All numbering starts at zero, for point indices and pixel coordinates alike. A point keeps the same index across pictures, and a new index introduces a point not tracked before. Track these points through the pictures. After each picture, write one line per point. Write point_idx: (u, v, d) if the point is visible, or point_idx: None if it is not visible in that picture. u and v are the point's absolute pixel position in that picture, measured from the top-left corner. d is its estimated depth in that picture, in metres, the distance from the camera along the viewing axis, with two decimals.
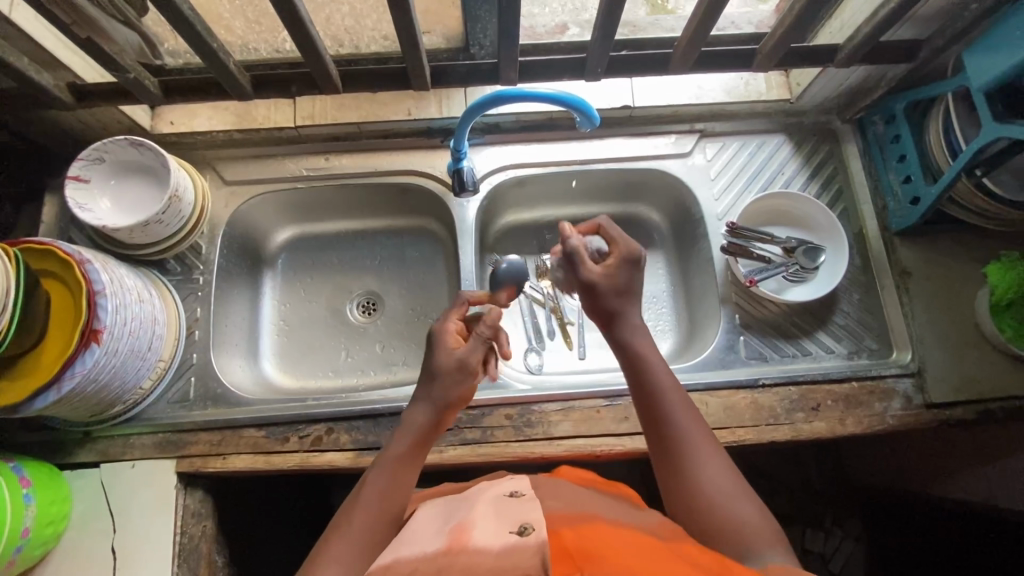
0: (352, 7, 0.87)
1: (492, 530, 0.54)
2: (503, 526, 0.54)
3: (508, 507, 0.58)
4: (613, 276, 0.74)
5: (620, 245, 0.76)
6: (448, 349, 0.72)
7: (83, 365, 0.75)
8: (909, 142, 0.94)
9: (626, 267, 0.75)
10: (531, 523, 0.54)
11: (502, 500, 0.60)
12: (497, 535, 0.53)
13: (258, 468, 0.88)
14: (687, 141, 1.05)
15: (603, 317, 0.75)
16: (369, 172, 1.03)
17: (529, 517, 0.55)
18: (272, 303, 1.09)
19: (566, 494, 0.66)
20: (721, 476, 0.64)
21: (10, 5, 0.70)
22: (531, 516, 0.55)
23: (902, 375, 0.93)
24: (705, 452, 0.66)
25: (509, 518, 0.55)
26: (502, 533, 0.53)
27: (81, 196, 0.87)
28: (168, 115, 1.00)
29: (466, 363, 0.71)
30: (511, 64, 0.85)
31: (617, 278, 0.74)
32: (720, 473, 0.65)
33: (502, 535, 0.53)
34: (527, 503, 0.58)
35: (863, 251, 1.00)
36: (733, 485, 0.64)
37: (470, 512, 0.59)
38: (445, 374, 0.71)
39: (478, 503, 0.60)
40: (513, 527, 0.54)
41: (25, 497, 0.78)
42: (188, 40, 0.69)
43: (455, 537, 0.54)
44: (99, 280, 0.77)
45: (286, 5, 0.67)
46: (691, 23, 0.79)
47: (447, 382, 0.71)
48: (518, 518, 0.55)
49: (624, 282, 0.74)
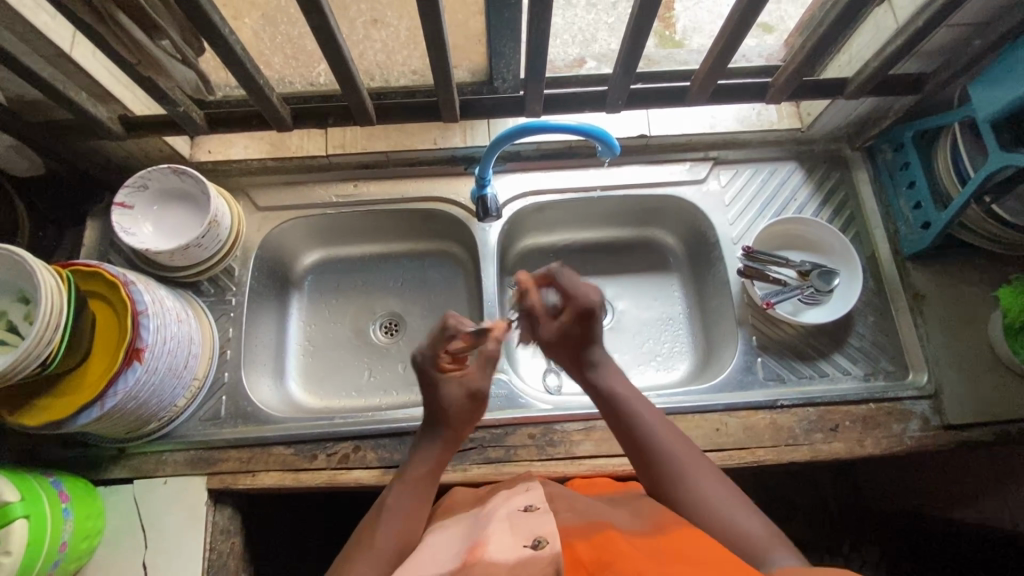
0: (385, 44, 0.91)
1: (506, 542, 0.56)
2: (518, 537, 0.56)
3: (522, 520, 0.60)
4: (569, 330, 0.80)
5: (573, 298, 0.79)
6: (458, 382, 0.76)
7: (126, 382, 0.79)
8: (919, 169, 0.97)
9: (580, 319, 0.79)
10: (544, 536, 0.56)
11: (516, 515, 0.62)
12: (512, 549, 0.54)
13: (287, 485, 0.90)
14: (701, 169, 1.09)
15: (569, 359, 0.82)
16: (395, 198, 1.07)
17: (543, 530, 0.57)
18: (298, 323, 1.12)
19: (581, 505, 0.67)
20: (717, 492, 0.67)
21: (72, 44, 0.74)
22: (545, 530, 0.57)
23: (919, 397, 0.94)
24: (698, 471, 0.69)
25: (523, 531, 0.57)
26: (516, 547, 0.55)
27: (126, 220, 0.91)
28: (206, 144, 1.07)
29: (477, 393, 0.77)
30: (536, 97, 0.89)
31: (574, 331, 0.80)
32: (715, 489, 0.67)
33: (516, 549, 0.55)
34: (541, 516, 0.60)
35: (877, 275, 1.03)
36: (731, 498, 0.66)
37: (484, 529, 0.60)
38: (461, 406, 0.76)
39: (492, 520, 0.61)
40: (526, 541, 0.56)
41: (64, 511, 0.80)
42: (238, 77, 0.74)
43: (470, 552, 0.55)
44: (141, 300, 0.81)
45: (332, 45, 0.72)
46: (709, 57, 0.83)
47: (462, 412, 0.76)
48: (531, 533, 0.57)
49: (581, 332, 0.80)
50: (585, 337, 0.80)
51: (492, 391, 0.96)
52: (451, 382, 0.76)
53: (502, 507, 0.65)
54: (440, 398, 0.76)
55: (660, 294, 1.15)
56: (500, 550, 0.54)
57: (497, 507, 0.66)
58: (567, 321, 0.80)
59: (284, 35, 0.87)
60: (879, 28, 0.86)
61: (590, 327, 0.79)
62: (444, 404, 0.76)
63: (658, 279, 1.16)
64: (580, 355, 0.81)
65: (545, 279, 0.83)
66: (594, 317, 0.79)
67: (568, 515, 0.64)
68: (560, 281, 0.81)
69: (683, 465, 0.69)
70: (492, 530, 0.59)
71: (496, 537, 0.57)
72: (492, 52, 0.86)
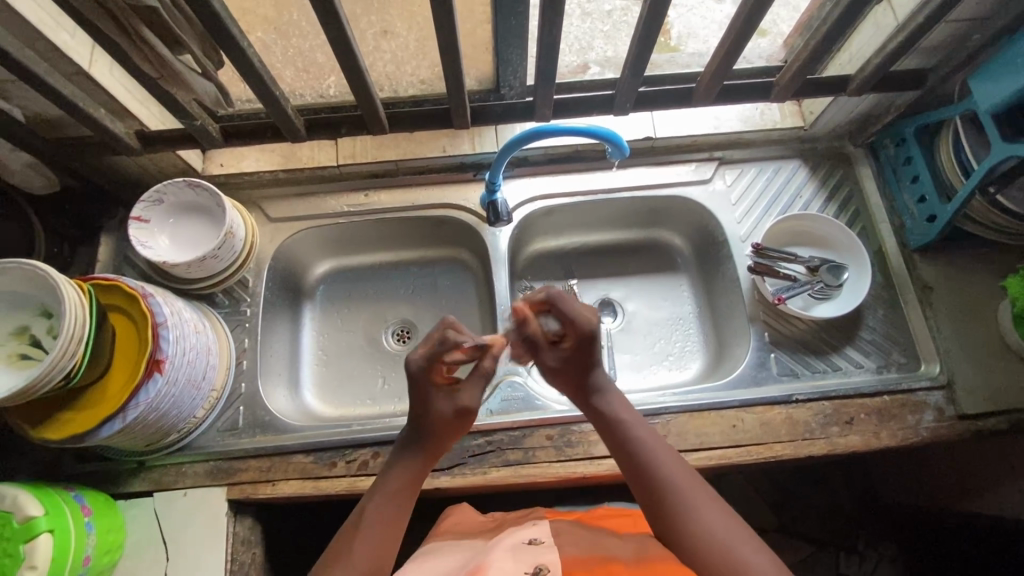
0: (394, 55, 0.94)
1: (507, 567, 0.58)
2: (520, 564, 0.59)
3: (525, 551, 0.63)
4: (570, 357, 0.77)
5: (575, 326, 0.75)
6: (447, 396, 0.74)
7: (147, 394, 0.79)
8: (921, 163, 0.99)
9: (583, 348, 0.75)
10: (545, 564, 0.59)
11: (520, 545, 0.64)
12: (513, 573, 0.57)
13: (306, 493, 0.90)
14: (707, 169, 1.10)
15: (569, 386, 0.78)
16: (406, 206, 1.09)
17: (546, 559, 0.60)
18: (311, 333, 1.12)
19: (588, 535, 0.69)
20: (719, 521, 0.64)
21: (90, 62, 0.76)
22: (547, 559, 0.60)
23: (933, 388, 0.95)
24: (698, 499, 0.65)
25: (525, 559, 0.60)
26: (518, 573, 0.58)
27: (144, 234, 0.92)
28: (218, 157, 1.07)
29: (465, 409, 0.74)
30: (547, 101, 0.90)
31: (573, 359, 0.76)
32: (718, 519, 0.64)
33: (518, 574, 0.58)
34: (545, 548, 0.63)
35: (885, 268, 1.04)
36: (733, 528, 0.63)
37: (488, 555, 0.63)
38: (447, 422, 0.74)
39: (497, 547, 0.64)
40: (527, 568, 0.59)
41: (87, 525, 0.80)
42: (255, 89, 0.76)
43: None
44: (160, 312, 0.82)
45: (349, 56, 0.73)
46: (714, 59, 0.85)
47: (447, 427, 0.74)
48: (533, 561, 0.60)
49: (584, 359, 0.76)
50: (588, 365, 0.76)
51: (509, 394, 0.97)
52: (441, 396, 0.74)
53: (507, 537, 0.68)
54: (428, 411, 0.73)
55: (670, 295, 1.16)
56: (502, 574, 0.57)
57: (503, 537, 0.68)
58: (568, 348, 0.76)
59: (295, 48, 0.91)
60: (879, 25, 0.88)
61: (590, 355, 0.76)
62: (429, 418, 0.73)
63: (667, 279, 1.17)
64: (580, 380, 0.77)
65: (544, 305, 0.79)
66: (594, 344, 0.75)
67: (574, 546, 0.66)
68: (559, 308, 0.76)
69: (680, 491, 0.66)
70: (494, 557, 0.61)
71: (497, 564, 0.59)
72: (499, 59, 0.87)
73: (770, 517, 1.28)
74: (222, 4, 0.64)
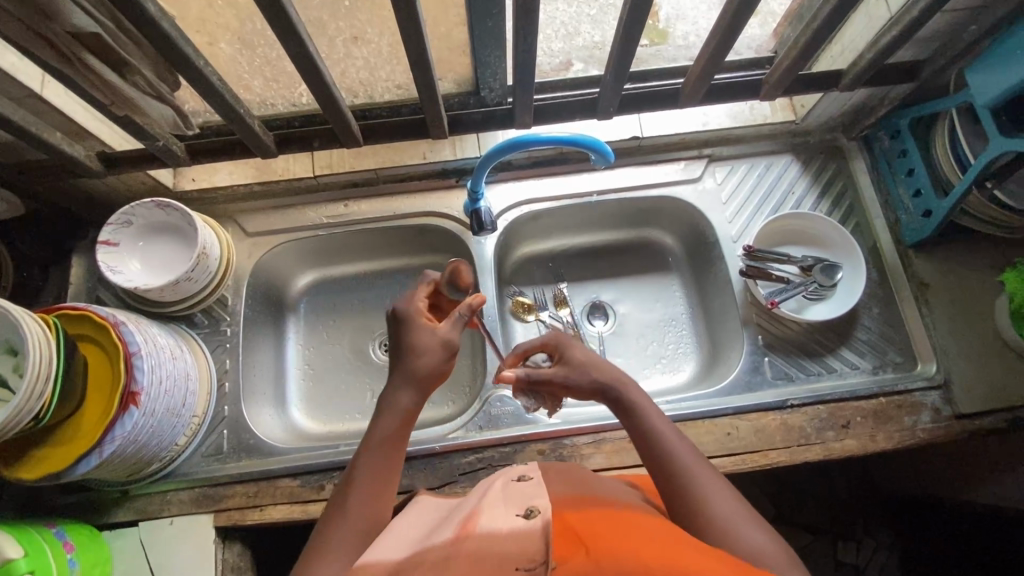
0: (367, 60, 0.87)
1: (499, 514, 0.56)
2: (511, 508, 0.57)
3: (516, 492, 0.61)
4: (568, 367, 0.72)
5: (546, 342, 0.75)
6: (429, 330, 0.68)
7: (123, 428, 0.77)
8: (916, 157, 0.96)
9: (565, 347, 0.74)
10: (537, 506, 0.56)
11: (510, 488, 0.63)
12: (506, 520, 0.55)
13: (294, 518, 0.88)
14: (696, 167, 1.07)
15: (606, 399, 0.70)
16: (387, 216, 1.05)
17: (537, 500, 0.58)
18: (297, 347, 1.10)
19: (577, 475, 0.69)
20: (731, 510, 0.58)
21: (41, 83, 0.72)
22: (538, 501, 0.57)
23: (929, 388, 0.94)
24: (710, 485, 0.60)
25: (516, 502, 0.58)
26: (510, 517, 0.55)
27: (113, 259, 0.89)
28: (189, 172, 1.03)
29: (448, 343, 0.67)
30: (526, 108, 0.87)
31: (569, 360, 0.72)
32: (730, 509, 0.58)
33: (511, 518, 0.55)
34: (534, 488, 0.61)
35: (880, 265, 1.02)
36: (746, 519, 0.57)
37: (479, 504, 0.60)
38: (422, 353, 0.66)
39: (488, 494, 0.62)
40: (519, 510, 0.57)
41: (70, 562, 0.78)
42: (218, 108, 0.72)
43: (464, 526, 0.56)
44: (134, 341, 0.79)
45: (314, 71, 0.70)
46: (702, 56, 0.80)
47: (432, 360, 0.66)
48: (524, 503, 0.57)
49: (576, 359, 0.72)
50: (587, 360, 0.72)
51: (499, 409, 0.95)
52: (426, 330, 0.68)
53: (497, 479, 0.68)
54: (411, 343, 0.67)
55: (661, 296, 1.13)
56: (493, 522, 0.55)
57: (491, 481, 0.67)
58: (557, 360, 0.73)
59: (262, 58, 0.82)
60: (871, 16, 0.84)
61: (580, 351, 0.73)
62: (412, 350, 0.66)
63: (656, 280, 1.15)
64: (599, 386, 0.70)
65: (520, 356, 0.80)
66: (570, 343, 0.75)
67: (561, 486, 0.64)
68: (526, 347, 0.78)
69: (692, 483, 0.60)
70: (486, 506, 0.59)
71: (489, 511, 0.57)
72: (477, 62, 0.82)
73: (769, 508, 1.28)
74: (171, 22, 0.59)
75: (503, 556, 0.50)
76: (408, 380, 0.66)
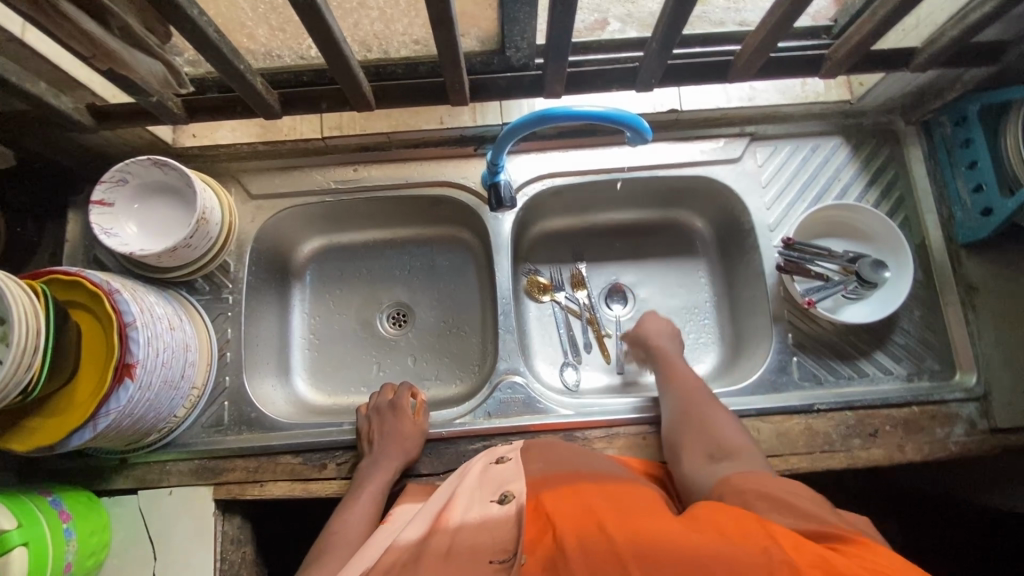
0: (382, 11, 0.76)
1: (473, 503, 0.64)
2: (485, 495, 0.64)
3: (492, 476, 0.68)
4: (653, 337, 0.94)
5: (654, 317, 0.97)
6: (407, 423, 0.85)
7: (118, 402, 0.73)
8: (981, 148, 0.86)
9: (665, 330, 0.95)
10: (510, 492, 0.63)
11: (489, 471, 0.69)
12: (477, 509, 0.62)
13: (295, 496, 0.86)
14: (736, 146, 0.98)
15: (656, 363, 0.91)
16: (398, 183, 0.99)
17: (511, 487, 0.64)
18: (302, 316, 1.05)
19: (561, 451, 0.72)
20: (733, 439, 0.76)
21: (22, 27, 0.64)
22: (513, 487, 0.64)
23: (967, 400, 0.88)
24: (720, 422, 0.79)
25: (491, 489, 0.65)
26: (482, 506, 0.62)
27: (106, 220, 0.83)
28: (190, 127, 0.97)
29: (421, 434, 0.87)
30: (557, 76, 0.79)
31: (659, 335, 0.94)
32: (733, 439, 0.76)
33: (482, 507, 0.62)
34: (511, 473, 0.67)
35: (927, 263, 0.94)
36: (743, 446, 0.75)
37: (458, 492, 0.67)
38: (397, 440, 0.83)
39: (468, 478, 0.69)
40: (493, 496, 0.64)
41: (66, 532, 0.77)
42: (215, 63, 0.65)
43: (440, 519, 0.63)
44: (128, 311, 0.74)
45: (318, 24, 0.62)
46: (764, 25, 0.71)
47: (410, 444, 0.84)
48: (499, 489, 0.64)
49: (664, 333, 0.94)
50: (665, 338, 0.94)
51: (508, 397, 0.91)
52: (402, 423, 0.85)
53: (478, 461, 0.74)
54: (392, 434, 0.83)
55: (685, 281, 1.07)
56: (465, 512, 0.62)
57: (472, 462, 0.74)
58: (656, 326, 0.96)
59: (267, 4, 0.71)
60: None
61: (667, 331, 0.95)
62: (389, 437, 0.83)
63: (682, 264, 1.08)
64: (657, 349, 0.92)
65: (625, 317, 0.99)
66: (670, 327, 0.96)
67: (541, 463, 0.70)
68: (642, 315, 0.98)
69: (709, 420, 0.79)
70: (463, 493, 0.66)
71: (463, 503, 0.64)
72: (504, 18, 0.72)
73: None
74: None
75: (472, 549, 0.57)
76: (388, 458, 0.82)
